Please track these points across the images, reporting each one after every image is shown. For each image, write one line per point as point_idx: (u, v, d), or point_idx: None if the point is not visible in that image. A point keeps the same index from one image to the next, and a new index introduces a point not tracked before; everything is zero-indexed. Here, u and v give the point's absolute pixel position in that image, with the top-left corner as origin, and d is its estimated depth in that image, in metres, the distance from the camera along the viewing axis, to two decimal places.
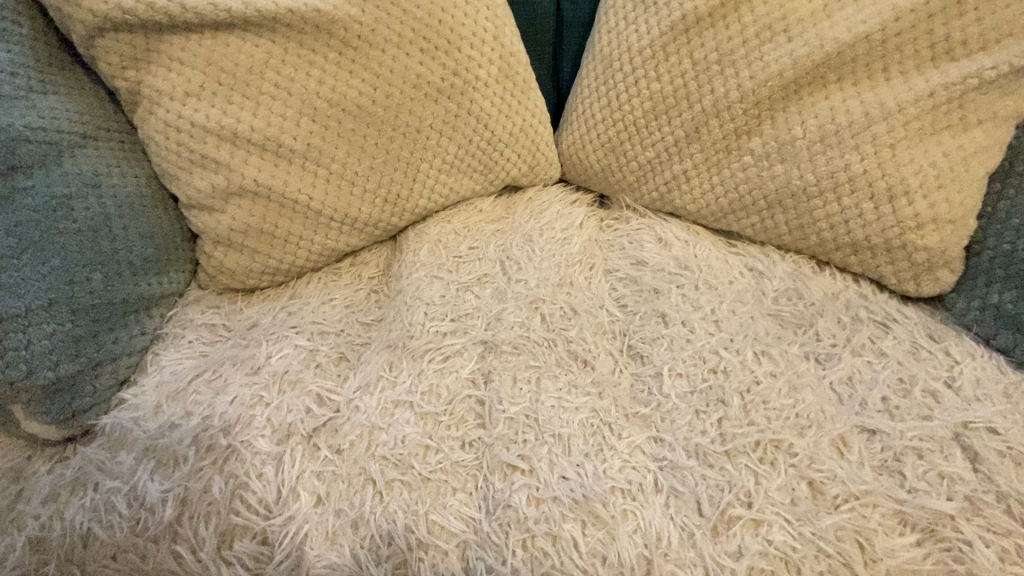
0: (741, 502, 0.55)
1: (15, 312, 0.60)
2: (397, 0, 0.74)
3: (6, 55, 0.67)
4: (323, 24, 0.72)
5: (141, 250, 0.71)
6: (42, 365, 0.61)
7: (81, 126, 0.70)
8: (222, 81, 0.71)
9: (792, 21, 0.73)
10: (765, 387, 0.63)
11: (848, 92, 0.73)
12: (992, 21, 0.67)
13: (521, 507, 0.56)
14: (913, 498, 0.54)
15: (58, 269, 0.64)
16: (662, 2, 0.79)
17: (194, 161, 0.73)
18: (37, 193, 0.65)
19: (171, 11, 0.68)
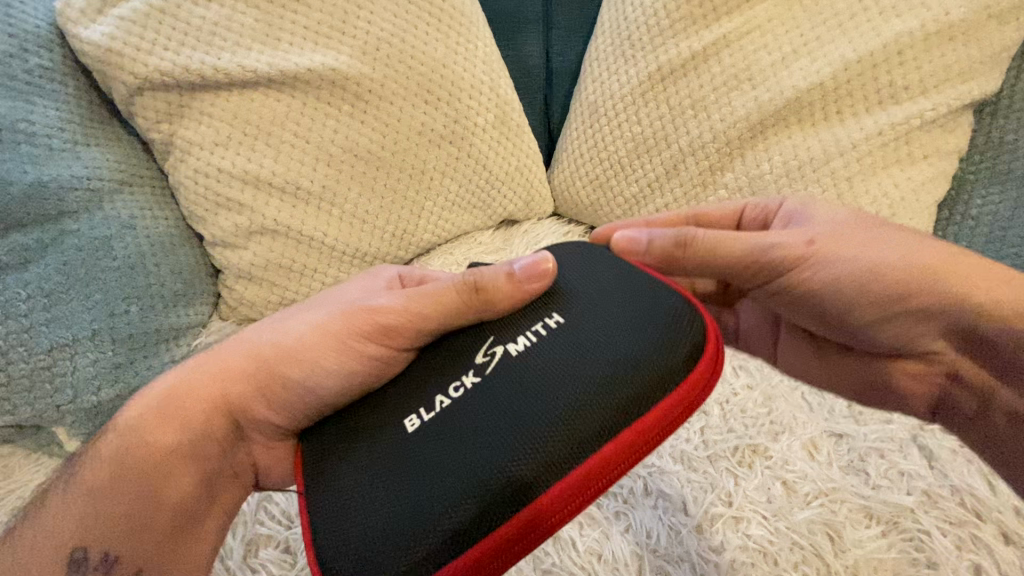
0: (722, 501, 0.62)
1: (65, 341, 0.69)
2: (404, 60, 0.84)
3: (56, 113, 0.75)
4: (338, 81, 0.81)
5: (172, 284, 0.79)
6: (87, 390, 0.70)
7: (119, 174, 0.78)
8: (247, 132, 0.80)
9: (755, 72, 0.83)
10: (742, 397, 0.70)
11: (807, 132, 0.81)
12: (928, 69, 0.76)
13: None
14: (875, 494, 0.62)
15: (101, 302, 0.72)
16: (639, 56, 0.89)
17: (220, 204, 0.80)
18: (83, 235, 0.73)
19: (204, 73, 0.77)
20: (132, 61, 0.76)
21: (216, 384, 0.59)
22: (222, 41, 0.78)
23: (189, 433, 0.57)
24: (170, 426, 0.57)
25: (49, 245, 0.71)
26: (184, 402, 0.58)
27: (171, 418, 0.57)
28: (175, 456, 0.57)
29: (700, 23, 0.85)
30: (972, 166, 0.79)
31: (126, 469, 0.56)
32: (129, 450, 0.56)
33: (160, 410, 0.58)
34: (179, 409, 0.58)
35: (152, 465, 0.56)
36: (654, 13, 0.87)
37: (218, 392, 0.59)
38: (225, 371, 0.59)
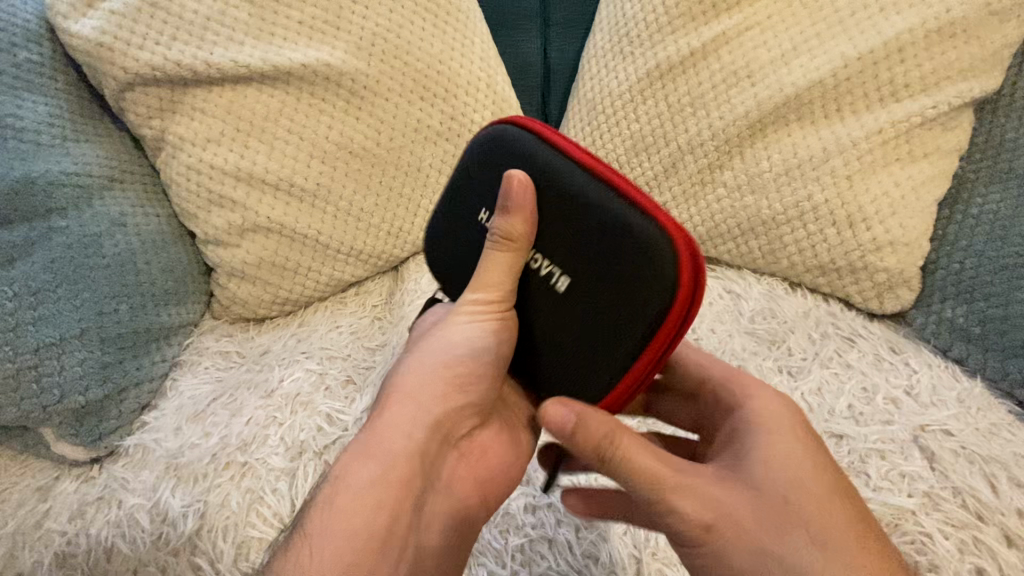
0: None
1: (51, 341, 0.67)
2: (401, 56, 0.83)
3: (45, 108, 0.74)
4: (332, 77, 0.80)
5: (163, 282, 0.77)
6: (74, 390, 0.68)
7: (110, 170, 0.77)
8: (240, 128, 0.79)
9: (754, 69, 0.82)
10: None
11: (807, 130, 0.80)
12: (928, 67, 0.75)
13: (520, 514, 0.62)
14: None
15: (89, 300, 0.71)
16: (637, 53, 0.88)
17: (213, 201, 0.79)
18: (70, 232, 0.72)
19: (196, 68, 0.76)
20: (123, 56, 0.75)
21: (376, 489, 0.52)
22: (214, 36, 0.77)
23: (387, 524, 0.51)
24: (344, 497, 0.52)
25: (36, 243, 0.70)
26: (325, 511, 0.51)
27: (345, 514, 0.51)
28: (375, 548, 0.50)
29: (698, 20, 0.84)
30: (973, 164, 0.79)
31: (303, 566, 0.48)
32: (299, 558, 0.49)
33: (327, 515, 0.51)
34: (342, 518, 0.51)
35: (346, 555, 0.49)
36: (653, 10, 0.86)
37: (362, 501, 0.51)
38: (352, 486, 0.52)
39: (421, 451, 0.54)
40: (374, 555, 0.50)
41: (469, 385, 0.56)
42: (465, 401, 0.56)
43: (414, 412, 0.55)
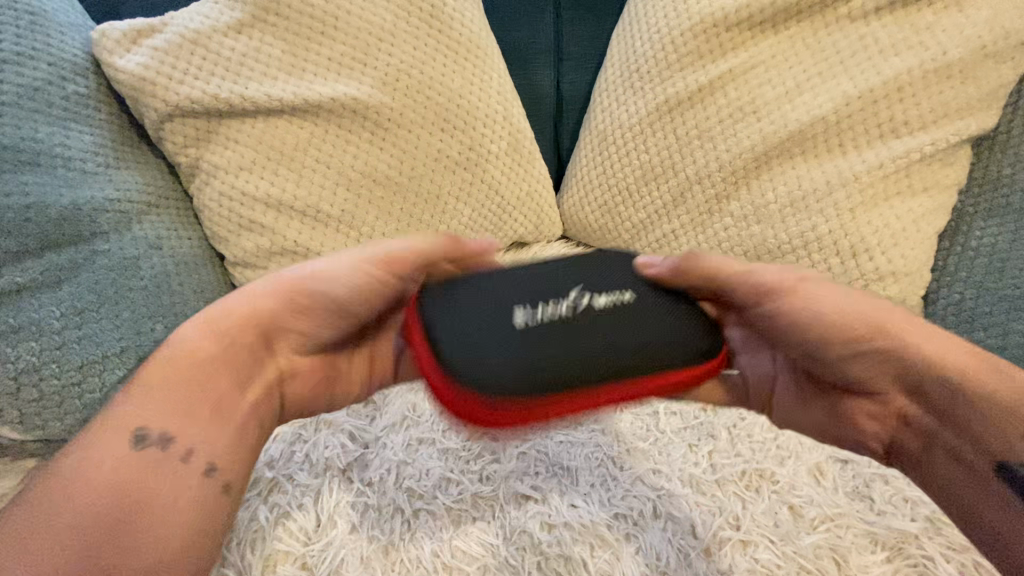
0: (731, 524, 0.63)
1: (93, 358, 0.71)
2: (423, 90, 0.88)
3: (90, 138, 0.79)
4: (359, 110, 0.85)
5: (194, 302, 0.81)
6: (112, 406, 0.72)
7: (148, 196, 0.82)
8: (271, 157, 0.83)
9: (759, 105, 0.86)
10: (749, 423, 0.70)
11: (810, 164, 0.84)
12: (927, 105, 0.79)
13: (537, 532, 0.63)
14: (881, 520, 0.62)
15: (128, 320, 0.74)
16: (647, 87, 0.92)
17: (243, 226, 0.83)
18: (113, 255, 0.76)
19: (232, 101, 0.81)
20: (164, 89, 0.80)
21: (187, 393, 0.57)
22: (249, 71, 0.82)
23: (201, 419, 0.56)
24: (191, 386, 0.57)
25: (81, 265, 0.74)
26: (128, 398, 0.57)
27: (144, 403, 0.56)
28: (191, 394, 0.57)
29: (706, 58, 0.89)
30: (972, 198, 0.82)
31: (133, 416, 0.55)
32: (105, 434, 0.55)
33: (153, 413, 0.55)
34: (142, 389, 0.57)
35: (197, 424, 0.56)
36: (662, 47, 0.91)
37: (157, 389, 0.57)
38: (149, 375, 0.58)
39: (257, 339, 0.62)
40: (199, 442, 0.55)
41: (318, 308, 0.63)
42: (335, 315, 0.63)
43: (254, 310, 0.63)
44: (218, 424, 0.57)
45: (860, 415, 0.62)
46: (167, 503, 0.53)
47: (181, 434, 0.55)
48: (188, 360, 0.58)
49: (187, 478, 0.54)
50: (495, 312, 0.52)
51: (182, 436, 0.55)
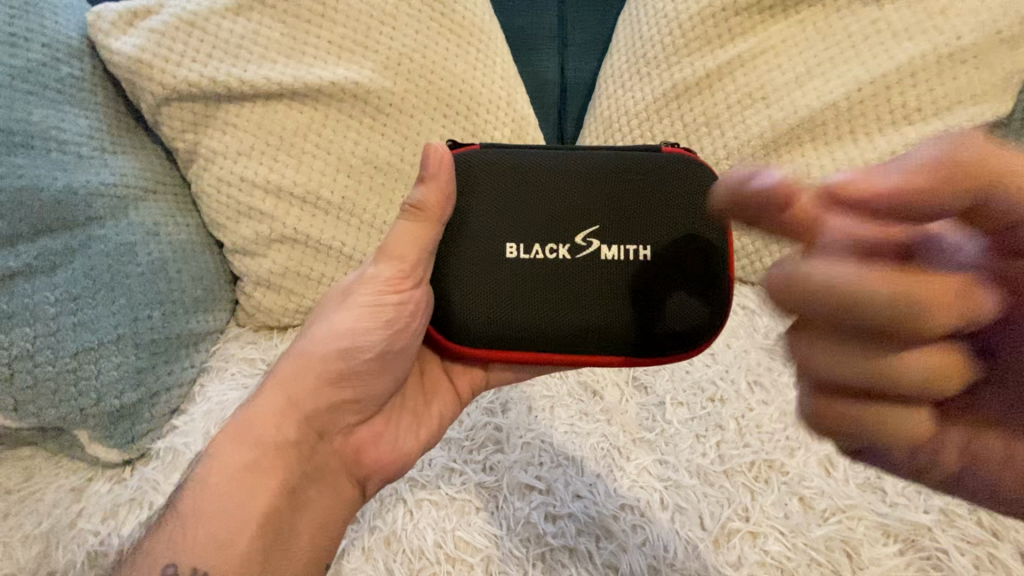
0: (739, 516, 0.62)
1: (89, 346, 0.69)
2: (425, 75, 0.86)
3: (86, 121, 0.77)
4: (360, 94, 0.83)
5: (192, 289, 0.80)
6: (109, 394, 0.70)
7: (144, 181, 0.80)
8: (270, 142, 0.81)
9: (768, 91, 0.84)
10: (757, 413, 0.68)
11: (820, 151, 0.82)
12: (941, 91, 0.77)
13: (541, 523, 0.63)
14: (894, 512, 0.60)
15: (125, 307, 0.73)
16: (654, 73, 0.90)
17: (242, 212, 0.82)
18: (108, 240, 0.74)
19: (230, 85, 0.79)
20: (161, 72, 0.78)
21: (245, 475, 0.56)
22: (248, 54, 0.80)
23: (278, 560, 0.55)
24: (246, 470, 0.56)
25: (76, 250, 0.72)
26: (204, 482, 0.56)
27: (213, 498, 0.55)
28: (257, 534, 0.54)
29: (714, 43, 0.87)
30: None
31: (202, 506, 0.55)
32: (176, 535, 0.53)
33: (214, 498, 0.55)
34: (219, 481, 0.56)
35: (251, 523, 0.54)
36: (670, 32, 0.89)
37: (234, 484, 0.55)
38: (226, 464, 0.56)
39: (312, 416, 0.60)
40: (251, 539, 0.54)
41: (386, 359, 0.61)
42: (379, 363, 0.61)
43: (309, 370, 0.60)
44: (276, 520, 0.55)
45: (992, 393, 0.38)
46: None
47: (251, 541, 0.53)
48: (251, 437, 0.58)
49: None
50: (523, 205, 0.61)
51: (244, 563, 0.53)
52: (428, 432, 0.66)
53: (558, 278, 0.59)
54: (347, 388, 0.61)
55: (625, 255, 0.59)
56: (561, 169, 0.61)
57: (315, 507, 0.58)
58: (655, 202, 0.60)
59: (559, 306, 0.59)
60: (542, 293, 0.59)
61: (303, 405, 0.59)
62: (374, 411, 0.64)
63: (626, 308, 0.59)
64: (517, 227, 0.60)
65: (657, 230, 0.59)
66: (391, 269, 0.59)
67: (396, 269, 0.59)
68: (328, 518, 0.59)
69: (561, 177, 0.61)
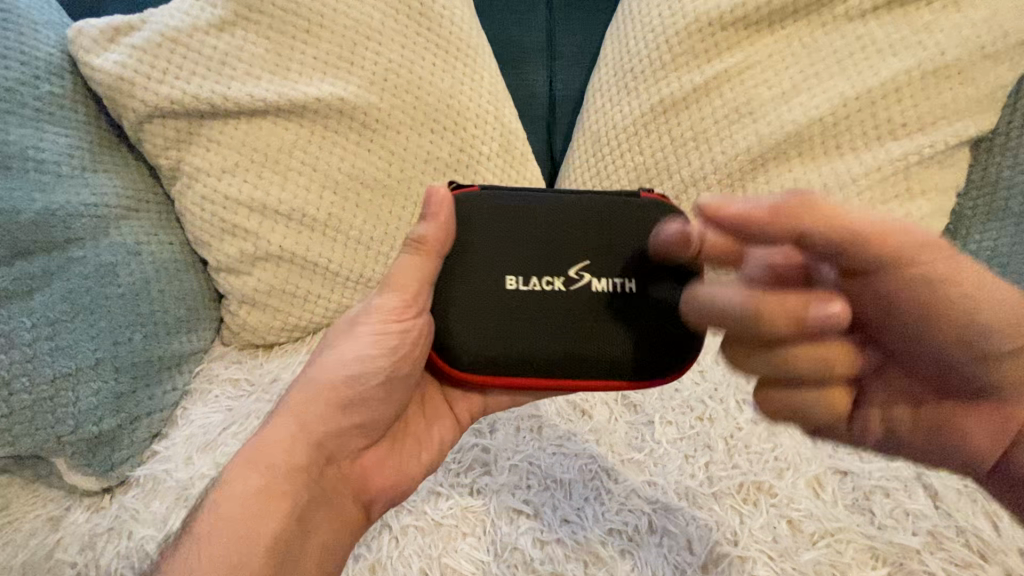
0: (728, 540, 0.61)
1: (67, 371, 0.68)
2: (412, 90, 0.85)
3: (66, 140, 0.76)
4: (346, 110, 0.82)
5: (175, 310, 0.79)
6: (88, 421, 0.69)
7: (126, 200, 0.79)
8: (255, 159, 0.81)
9: (755, 106, 0.84)
10: (746, 432, 0.68)
11: (807, 166, 0.83)
12: (925, 107, 0.78)
13: (528, 549, 0.62)
14: (882, 534, 0.60)
15: (104, 330, 0.72)
16: (641, 88, 0.90)
17: (226, 230, 0.81)
18: (88, 262, 0.73)
19: (214, 102, 0.78)
20: (143, 89, 0.77)
21: (258, 499, 0.55)
22: (232, 71, 0.79)
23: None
24: (257, 493, 0.55)
25: (55, 273, 0.71)
26: (216, 507, 0.55)
27: (227, 520, 0.54)
28: (265, 561, 0.53)
29: (701, 58, 0.87)
30: (969, 201, 0.81)
31: (214, 531, 0.54)
32: (189, 560, 0.52)
33: (225, 522, 0.54)
34: (232, 506, 0.55)
35: (261, 547, 0.53)
36: (657, 47, 0.89)
37: (246, 510, 0.55)
38: (237, 489, 0.56)
39: (323, 439, 0.59)
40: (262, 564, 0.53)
41: (390, 384, 0.61)
42: (386, 387, 0.61)
43: (322, 391, 0.60)
44: (288, 544, 0.54)
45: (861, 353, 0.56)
46: None
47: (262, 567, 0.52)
48: (263, 461, 0.57)
49: None
50: (511, 235, 0.61)
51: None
52: (432, 456, 0.65)
53: (551, 307, 0.59)
54: (354, 413, 0.60)
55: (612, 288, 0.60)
56: (544, 205, 0.62)
57: (326, 530, 0.58)
58: (632, 234, 0.61)
59: (557, 334, 0.58)
60: (540, 327, 0.59)
61: (315, 429, 0.59)
62: (380, 435, 0.63)
63: (624, 336, 0.59)
64: (509, 257, 0.60)
65: (640, 264, 0.60)
66: (393, 298, 0.59)
67: (398, 298, 0.59)
68: (337, 542, 0.58)
69: (546, 213, 0.62)
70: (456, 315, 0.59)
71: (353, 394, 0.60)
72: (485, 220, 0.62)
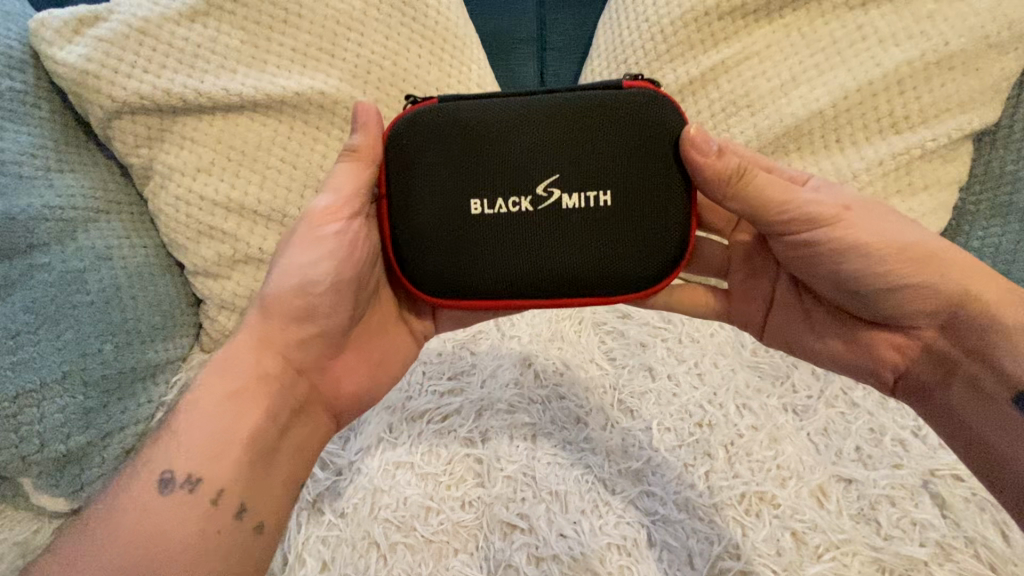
0: (730, 554, 0.59)
1: (31, 386, 0.65)
2: (396, 83, 0.81)
3: (28, 138, 0.71)
4: (327, 105, 0.78)
5: (149, 318, 0.75)
6: (54, 439, 0.66)
7: (95, 201, 0.74)
8: (231, 157, 0.77)
9: (754, 98, 0.81)
10: (747, 439, 0.66)
11: (807, 161, 0.80)
12: (929, 99, 0.75)
13: (522, 567, 0.59)
14: (888, 546, 0.59)
15: (71, 342, 0.68)
16: (636, 80, 0.86)
17: (202, 232, 0.77)
18: (54, 269, 0.69)
19: (186, 97, 0.74)
20: (110, 84, 0.72)
21: (228, 402, 0.55)
22: (205, 63, 0.75)
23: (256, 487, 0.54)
24: (228, 397, 0.55)
25: (18, 282, 0.68)
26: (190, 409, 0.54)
27: (200, 419, 0.54)
28: (243, 457, 0.53)
29: (697, 48, 0.84)
30: (972, 196, 0.79)
31: (190, 431, 0.54)
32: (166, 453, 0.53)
33: (197, 421, 0.54)
34: (202, 406, 0.55)
35: (235, 445, 0.53)
36: (652, 37, 0.85)
37: (213, 410, 0.54)
38: (207, 394, 0.55)
39: (287, 346, 0.58)
40: (237, 460, 0.53)
41: (347, 287, 0.58)
42: (349, 291, 0.58)
43: (283, 296, 0.58)
44: (261, 443, 0.54)
45: (881, 345, 0.60)
46: (189, 536, 0.50)
47: (234, 472, 0.52)
48: (229, 368, 0.56)
49: (218, 523, 0.51)
50: (472, 170, 0.57)
51: (228, 491, 0.52)
52: (395, 365, 0.65)
53: (523, 233, 0.57)
54: (317, 318, 0.58)
55: (585, 203, 0.56)
56: (500, 125, 0.56)
57: (296, 433, 0.58)
58: (609, 143, 0.56)
59: (535, 262, 0.57)
60: (508, 251, 0.57)
61: (278, 338, 0.58)
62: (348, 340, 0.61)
63: (595, 244, 0.57)
64: (476, 190, 0.57)
65: (604, 175, 0.56)
66: (338, 194, 0.58)
67: (345, 195, 0.58)
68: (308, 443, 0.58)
69: (505, 133, 0.56)
70: (422, 251, 0.57)
71: (313, 300, 0.58)
72: (436, 167, 0.57)
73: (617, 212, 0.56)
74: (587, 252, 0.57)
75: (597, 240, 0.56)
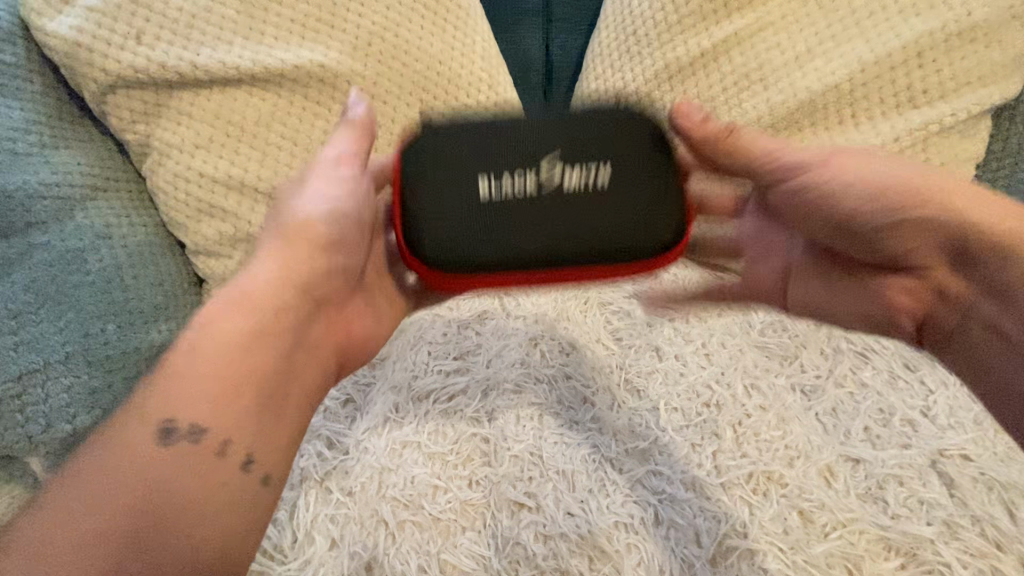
0: (737, 532, 0.59)
1: (34, 366, 0.64)
2: (398, 55, 0.79)
3: (20, 113, 0.70)
4: (328, 79, 0.76)
5: (152, 297, 0.73)
6: (60, 419, 0.65)
7: (91, 178, 0.73)
8: (230, 133, 0.75)
9: (767, 72, 0.79)
10: (755, 419, 0.66)
11: (824, 137, 0.78)
12: (947, 73, 0.73)
13: (530, 544, 0.60)
14: (895, 524, 0.59)
15: (73, 321, 0.67)
16: (645, 52, 0.84)
17: (202, 210, 0.75)
18: (52, 248, 0.68)
19: (183, 70, 0.72)
20: (103, 57, 0.70)
21: (242, 340, 0.51)
22: (201, 35, 0.73)
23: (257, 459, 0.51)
24: (240, 331, 0.52)
25: (16, 261, 0.67)
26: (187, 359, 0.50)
27: (205, 359, 0.50)
28: (256, 399, 0.50)
29: (709, 20, 0.81)
30: (989, 173, 0.77)
31: (168, 405, 0.49)
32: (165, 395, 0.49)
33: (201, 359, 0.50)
34: (207, 346, 0.51)
35: (247, 388, 0.51)
36: (662, 7, 0.82)
37: (222, 349, 0.51)
38: (215, 331, 0.51)
39: (303, 280, 0.55)
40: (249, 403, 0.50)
41: (362, 230, 0.58)
42: (363, 234, 0.58)
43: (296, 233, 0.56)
44: (276, 387, 0.52)
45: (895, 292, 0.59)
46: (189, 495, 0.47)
47: (233, 438, 0.49)
48: (238, 302, 0.53)
49: (220, 476, 0.48)
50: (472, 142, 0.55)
51: (236, 442, 0.49)
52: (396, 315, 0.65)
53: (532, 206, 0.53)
54: (334, 256, 0.57)
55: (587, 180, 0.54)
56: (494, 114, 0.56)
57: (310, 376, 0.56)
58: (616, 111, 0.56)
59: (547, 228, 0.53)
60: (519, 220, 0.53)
61: (294, 271, 0.55)
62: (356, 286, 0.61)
63: (608, 211, 0.54)
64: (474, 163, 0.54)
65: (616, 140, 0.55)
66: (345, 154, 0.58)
67: (353, 149, 0.58)
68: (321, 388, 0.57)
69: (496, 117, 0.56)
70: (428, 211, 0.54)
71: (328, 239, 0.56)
72: (439, 128, 0.56)
73: (627, 171, 0.55)
74: (603, 218, 0.53)
75: (606, 208, 0.54)
